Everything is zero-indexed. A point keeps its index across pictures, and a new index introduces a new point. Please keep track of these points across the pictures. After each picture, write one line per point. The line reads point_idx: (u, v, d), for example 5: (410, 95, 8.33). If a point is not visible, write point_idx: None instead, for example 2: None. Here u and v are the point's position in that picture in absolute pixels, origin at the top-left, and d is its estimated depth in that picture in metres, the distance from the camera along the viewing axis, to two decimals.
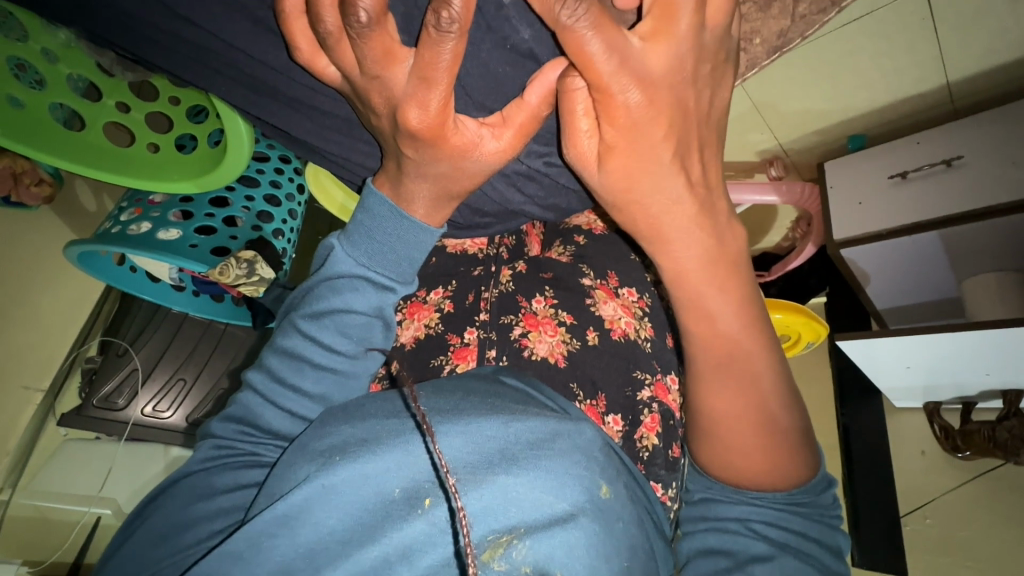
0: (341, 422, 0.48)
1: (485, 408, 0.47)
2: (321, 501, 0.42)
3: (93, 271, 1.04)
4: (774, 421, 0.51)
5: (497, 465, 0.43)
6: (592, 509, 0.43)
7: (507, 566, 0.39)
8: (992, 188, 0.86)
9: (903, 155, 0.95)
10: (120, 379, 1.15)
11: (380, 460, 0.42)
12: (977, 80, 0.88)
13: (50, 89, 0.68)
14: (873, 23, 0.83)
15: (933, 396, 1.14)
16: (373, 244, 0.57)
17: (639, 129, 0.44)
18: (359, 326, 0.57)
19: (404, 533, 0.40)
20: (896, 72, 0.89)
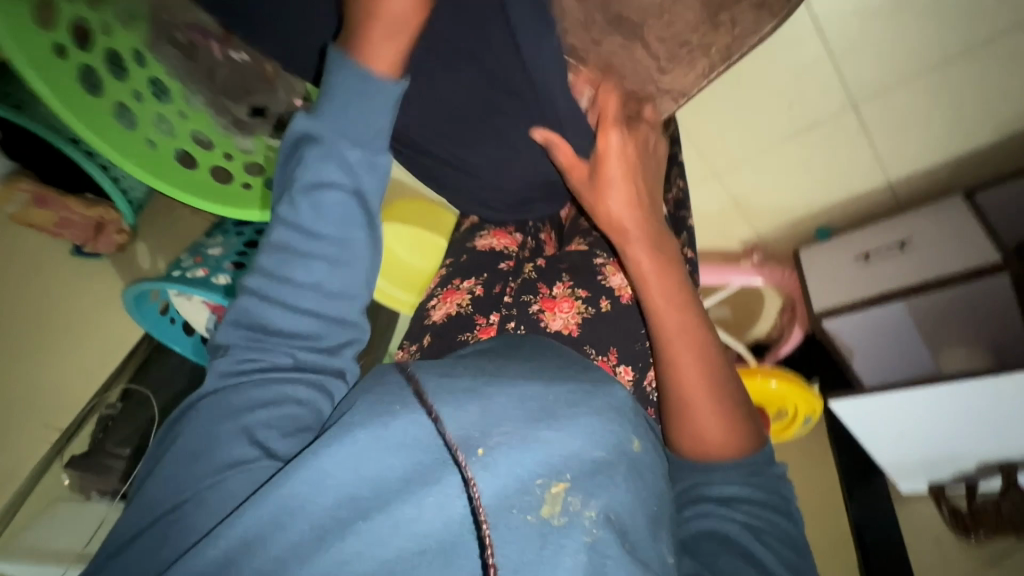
0: (368, 390, 0.55)
1: (524, 376, 0.57)
2: (362, 456, 0.48)
3: (140, 317, 1.15)
4: (732, 399, 0.65)
5: (538, 423, 0.51)
6: (626, 460, 0.52)
7: (567, 511, 0.46)
8: (951, 262, 0.99)
9: (864, 239, 1.10)
10: (136, 427, 1.19)
11: (413, 432, 0.50)
12: (914, 178, 1.07)
13: (178, 137, 0.82)
14: (822, 132, 1.04)
15: (935, 475, 1.15)
16: (342, 118, 0.57)
17: (621, 157, 0.70)
18: (343, 219, 0.57)
19: (444, 488, 0.46)
20: (844, 173, 1.09)
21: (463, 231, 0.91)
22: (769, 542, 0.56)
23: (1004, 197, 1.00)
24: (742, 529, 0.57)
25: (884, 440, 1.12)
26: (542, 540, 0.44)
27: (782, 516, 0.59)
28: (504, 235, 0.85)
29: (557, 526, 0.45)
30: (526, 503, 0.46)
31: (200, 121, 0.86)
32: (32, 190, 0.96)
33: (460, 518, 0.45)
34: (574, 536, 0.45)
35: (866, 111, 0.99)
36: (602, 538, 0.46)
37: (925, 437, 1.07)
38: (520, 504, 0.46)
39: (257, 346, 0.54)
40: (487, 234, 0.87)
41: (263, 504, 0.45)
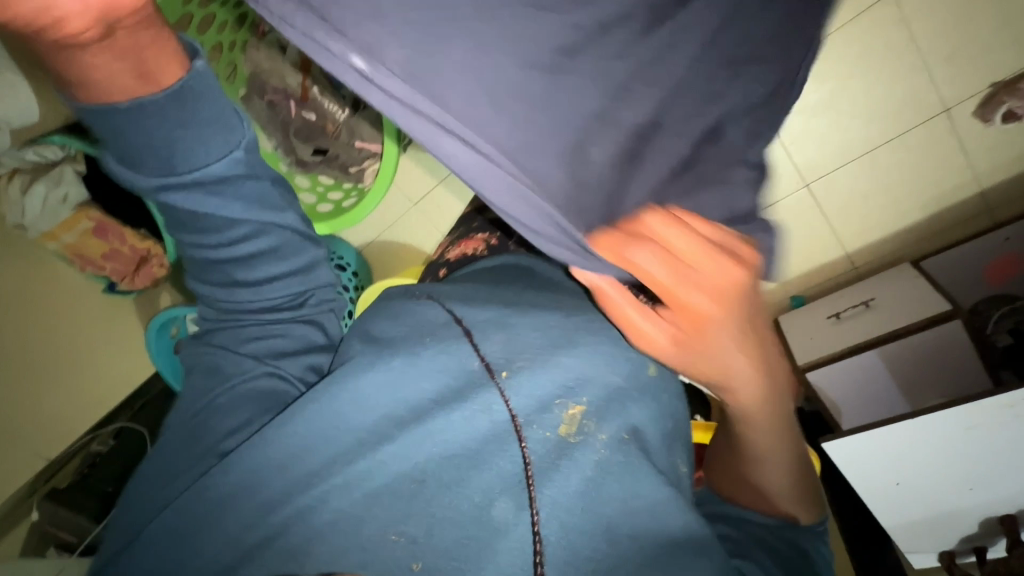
0: (384, 321, 0.61)
1: (545, 305, 0.62)
2: (396, 381, 0.55)
3: (156, 353, 1.19)
4: (798, 479, 0.71)
5: (558, 351, 0.55)
6: (636, 386, 0.56)
7: (581, 427, 0.52)
8: (913, 312, 1.12)
9: (832, 302, 1.25)
10: (123, 468, 1.19)
11: (440, 361, 0.55)
12: (868, 250, 1.24)
13: None
14: (783, 206, 1.23)
15: (940, 539, 1.14)
16: (165, 159, 0.56)
17: (689, 328, 0.57)
18: (245, 217, 0.64)
19: (466, 407, 0.52)
20: (807, 244, 1.27)
21: (469, 210, 0.92)
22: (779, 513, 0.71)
23: (943, 265, 1.17)
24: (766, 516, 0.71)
25: (882, 497, 1.12)
26: (560, 449, 0.51)
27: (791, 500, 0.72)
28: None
29: (570, 445, 0.51)
30: (547, 419, 0.52)
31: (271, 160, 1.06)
32: (97, 219, 1.08)
33: (485, 430, 0.51)
34: (584, 445, 0.51)
35: (818, 190, 1.20)
36: (607, 449, 0.52)
37: (920, 490, 1.08)
38: (539, 420, 0.52)
39: (225, 307, 0.69)
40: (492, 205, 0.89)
41: (293, 425, 0.54)
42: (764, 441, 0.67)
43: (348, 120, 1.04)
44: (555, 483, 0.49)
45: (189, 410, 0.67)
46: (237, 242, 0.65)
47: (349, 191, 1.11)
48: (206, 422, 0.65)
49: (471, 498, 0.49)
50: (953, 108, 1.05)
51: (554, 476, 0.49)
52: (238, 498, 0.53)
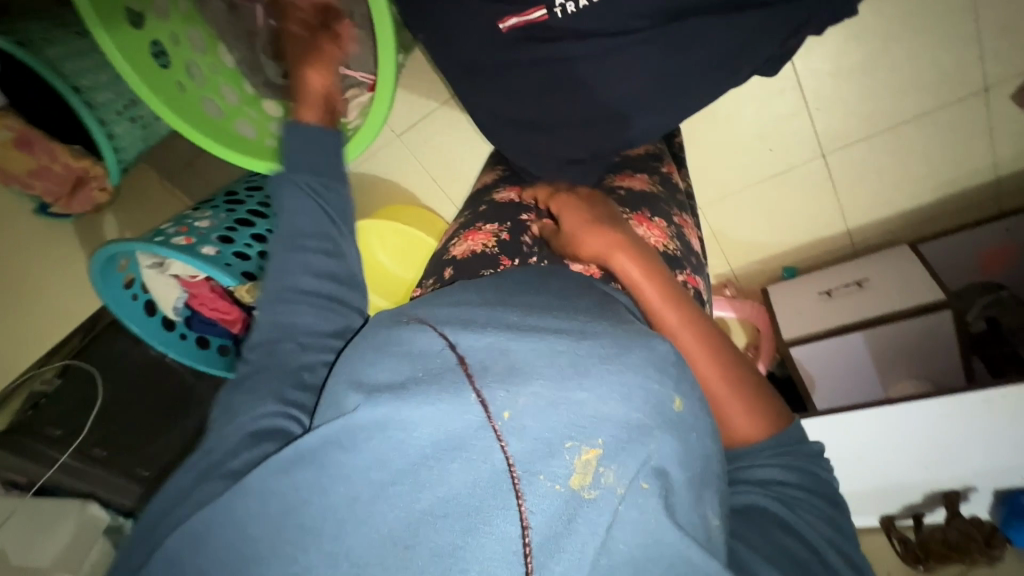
0: (368, 354, 0.41)
1: (557, 305, 0.44)
2: (380, 434, 0.37)
3: (105, 291, 1.07)
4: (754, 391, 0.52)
5: (569, 377, 0.37)
6: (667, 422, 0.38)
7: (598, 491, 0.35)
8: (906, 296, 1.11)
9: (825, 279, 1.23)
10: (73, 407, 1.09)
11: (437, 409, 0.36)
12: (871, 228, 1.21)
13: (173, 70, 0.81)
14: (795, 175, 1.17)
15: (885, 506, 1.22)
16: (310, 162, 0.62)
17: (568, 212, 0.62)
18: (326, 217, 0.59)
19: (470, 472, 0.35)
20: (814, 218, 1.22)
21: (479, 187, 0.81)
22: (810, 518, 0.47)
23: (941, 249, 1.16)
24: (776, 504, 0.47)
25: (842, 466, 1.17)
26: (569, 512, 0.35)
27: (824, 499, 0.49)
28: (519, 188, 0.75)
29: (586, 509, 0.35)
30: (553, 475, 0.35)
31: (234, 81, 0.90)
32: (18, 129, 0.91)
33: (462, 479, 0.35)
34: (601, 506, 0.35)
35: (833, 161, 1.14)
36: (629, 509, 0.36)
37: (879, 464, 1.14)
38: (546, 470, 0.35)
39: (277, 338, 0.54)
40: (501, 188, 0.76)
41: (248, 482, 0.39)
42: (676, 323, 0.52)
43: None
44: (566, 555, 0.34)
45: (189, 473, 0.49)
46: (315, 236, 0.58)
47: None
48: (207, 471, 0.48)
49: None
50: (992, 88, 0.98)
51: (564, 544, 0.34)
52: (187, 554, 0.41)
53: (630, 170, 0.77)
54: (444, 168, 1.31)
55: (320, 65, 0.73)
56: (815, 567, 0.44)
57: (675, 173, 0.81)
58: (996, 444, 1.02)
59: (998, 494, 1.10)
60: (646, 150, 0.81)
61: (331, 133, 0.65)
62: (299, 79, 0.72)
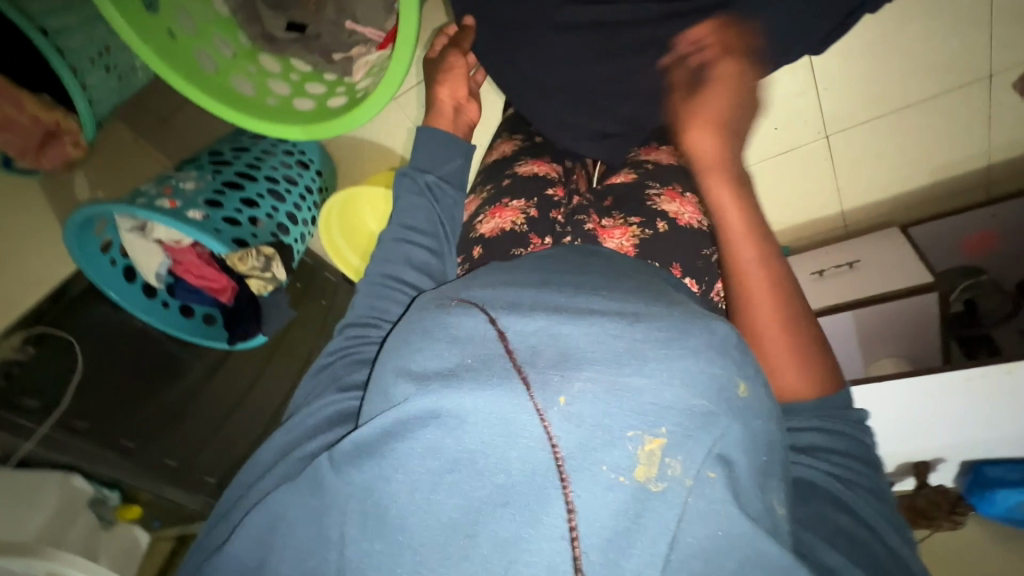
0: (415, 341, 0.38)
1: (613, 286, 0.42)
2: (441, 427, 0.34)
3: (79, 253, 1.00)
4: (806, 342, 0.50)
5: (627, 362, 0.35)
6: (733, 409, 0.35)
7: (665, 485, 0.33)
8: (893, 278, 1.14)
9: (816, 259, 1.27)
10: (50, 378, 1.02)
11: (486, 401, 0.34)
12: (865, 210, 1.24)
13: (160, 15, 0.73)
14: (799, 155, 1.17)
15: None
16: (428, 157, 0.63)
17: (712, 79, 0.55)
18: (436, 218, 0.59)
19: (525, 465, 0.33)
20: (812, 198, 1.24)
21: (498, 158, 0.76)
22: (864, 494, 0.47)
23: (931, 232, 1.19)
24: (835, 482, 0.47)
25: None
26: (636, 506, 0.32)
27: (872, 469, 0.49)
28: (543, 162, 0.71)
29: (651, 501, 0.32)
30: (615, 465, 0.33)
31: (230, 33, 0.83)
32: None
33: (518, 468, 0.33)
34: (665, 499, 0.33)
35: (836, 142, 1.14)
36: (699, 506, 0.33)
37: None
38: (608, 460, 0.33)
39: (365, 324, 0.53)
40: (523, 160, 0.72)
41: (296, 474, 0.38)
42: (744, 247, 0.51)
43: None
44: (636, 553, 0.32)
45: (269, 451, 0.51)
46: (422, 228, 0.57)
47: (334, 85, 0.85)
48: (283, 451, 0.50)
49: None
50: (996, 75, 0.99)
51: (632, 539, 0.32)
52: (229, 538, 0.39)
53: (653, 141, 0.74)
54: None
55: (448, 77, 0.75)
56: (879, 554, 0.43)
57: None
58: (970, 421, 1.08)
59: (964, 466, 1.18)
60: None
61: (456, 141, 0.65)
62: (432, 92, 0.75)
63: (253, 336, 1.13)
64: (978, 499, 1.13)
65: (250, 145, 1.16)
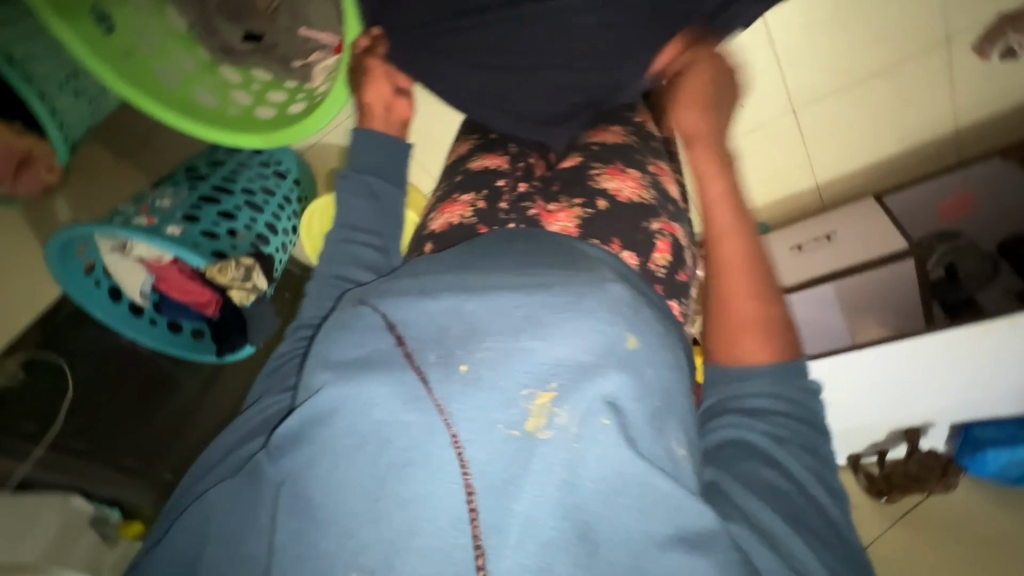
0: (334, 335, 0.47)
1: (520, 272, 0.51)
2: (357, 409, 0.42)
3: (62, 277, 1.02)
4: (775, 324, 0.56)
5: (525, 330, 0.46)
6: (618, 360, 0.45)
7: (553, 434, 0.42)
8: (871, 249, 1.16)
9: (797, 232, 1.26)
10: (44, 401, 1.05)
11: (389, 387, 0.42)
12: (839, 182, 1.24)
13: (116, 36, 0.75)
14: (767, 131, 1.18)
15: (852, 445, 1.29)
16: (365, 153, 0.64)
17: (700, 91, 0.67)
18: (380, 214, 0.61)
19: (431, 436, 0.41)
20: (786, 174, 1.25)
21: (454, 159, 0.77)
22: (795, 449, 0.50)
23: (906, 200, 1.19)
24: (766, 441, 0.51)
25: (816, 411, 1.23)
26: (526, 450, 0.42)
27: (808, 422, 0.52)
28: (494, 155, 0.72)
29: (539, 446, 0.42)
30: (514, 420, 0.42)
31: (191, 48, 0.84)
32: None
33: (419, 427, 0.41)
34: (552, 445, 0.42)
35: (804, 117, 1.15)
36: (582, 451, 0.42)
37: (850, 408, 1.20)
38: (503, 417, 0.42)
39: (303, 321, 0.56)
40: (476, 156, 0.74)
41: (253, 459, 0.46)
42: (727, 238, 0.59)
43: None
44: (521, 497, 0.41)
45: (230, 441, 0.54)
46: (366, 226, 0.59)
47: (295, 92, 0.87)
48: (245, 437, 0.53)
49: (435, 526, 0.40)
50: (955, 37, 1.00)
51: (520, 484, 0.41)
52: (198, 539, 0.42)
53: (603, 123, 0.75)
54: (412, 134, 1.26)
55: (371, 78, 0.72)
56: (797, 500, 0.48)
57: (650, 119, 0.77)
58: (955, 383, 1.08)
59: (955, 428, 1.17)
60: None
61: (390, 138, 0.65)
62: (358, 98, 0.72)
63: (241, 347, 1.14)
64: (970, 460, 1.13)
65: (224, 158, 1.17)
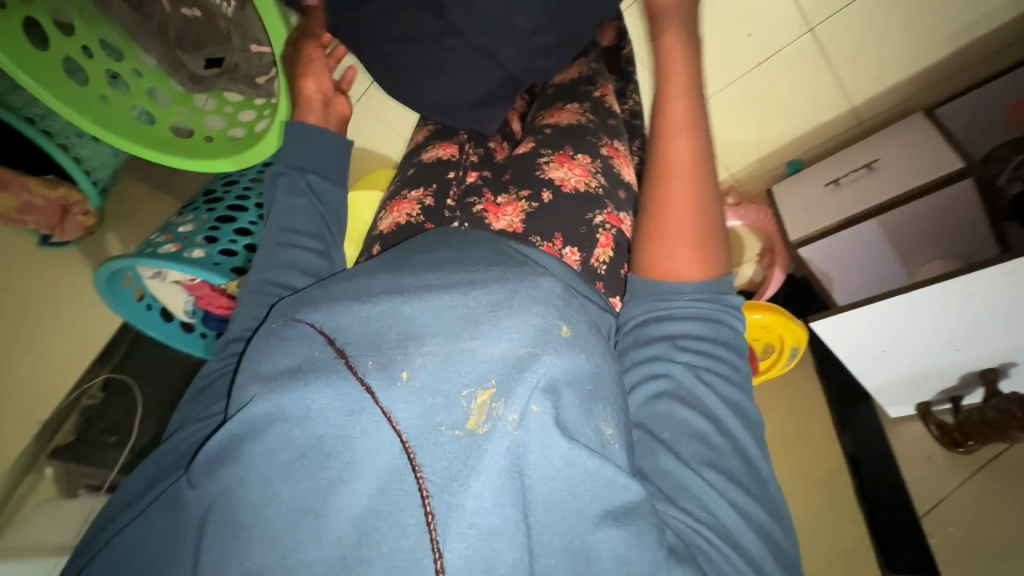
0: (267, 348, 0.49)
1: (447, 274, 0.52)
2: (297, 420, 0.43)
3: (115, 304, 1.13)
4: (706, 238, 0.59)
5: (461, 328, 0.46)
6: (554, 346, 0.45)
7: (491, 427, 0.42)
8: (926, 168, 1.00)
9: (832, 167, 1.13)
10: (120, 416, 1.20)
11: (327, 390, 0.43)
12: (875, 102, 1.09)
13: (92, 85, 0.85)
14: (782, 60, 1.05)
15: (919, 392, 1.15)
16: (303, 154, 0.70)
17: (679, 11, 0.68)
18: (318, 217, 0.67)
19: (368, 442, 0.42)
20: (811, 100, 1.11)
21: (413, 147, 0.84)
22: (725, 402, 0.54)
23: (959, 111, 1.03)
24: (689, 376, 0.54)
25: (865, 358, 1.12)
26: (467, 449, 0.41)
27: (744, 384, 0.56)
28: (448, 144, 0.79)
29: (480, 440, 0.42)
30: (451, 416, 0.42)
31: (162, 82, 0.93)
32: None
33: (363, 441, 0.42)
34: (495, 439, 0.42)
35: (824, 34, 1.01)
36: (522, 439, 0.43)
37: (908, 353, 1.07)
38: (445, 420, 0.42)
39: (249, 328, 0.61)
40: (431, 146, 0.80)
41: (209, 483, 0.47)
42: (677, 152, 0.61)
43: (237, 15, 0.86)
44: (463, 492, 0.40)
45: (189, 443, 0.56)
46: (305, 228, 0.65)
47: (264, 110, 0.93)
48: (197, 443, 0.56)
49: (382, 537, 0.40)
50: None
51: (459, 479, 0.40)
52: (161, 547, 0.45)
53: (561, 102, 0.79)
54: (408, 124, 1.28)
55: (311, 71, 0.77)
56: (738, 473, 0.51)
57: (610, 95, 0.82)
58: None
59: None
60: (576, 74, 0.83)
61: (329, 133, 0.73)
62: (292, 91, 0.77)
63: None
64: None
65: (238, 176, 1.25)
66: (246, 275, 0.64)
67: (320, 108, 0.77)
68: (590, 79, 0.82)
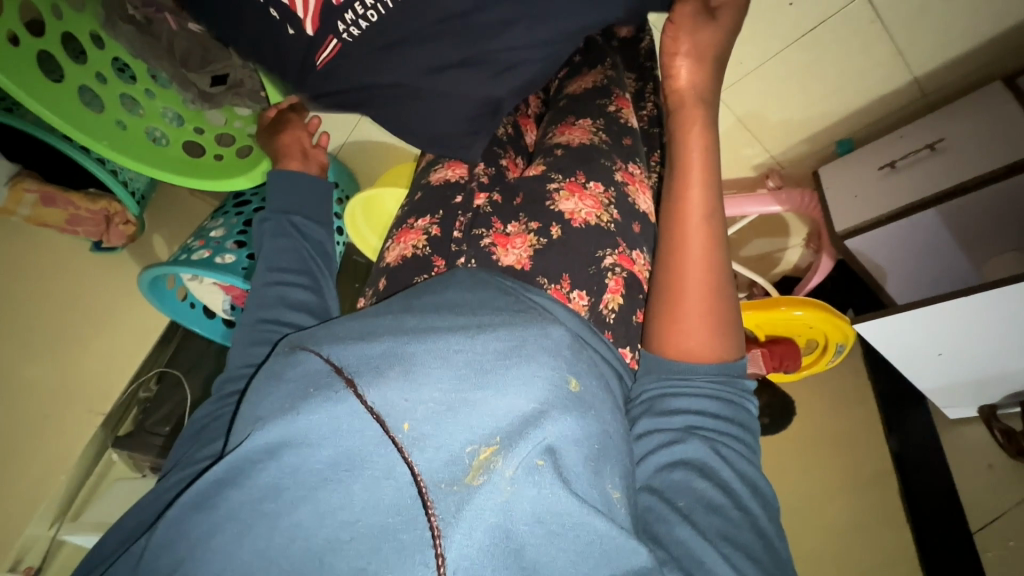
0: (270, 383, 0.48)
1: (451, 318, 0.51)
2: (299, 455, 0.43)
3: (159, 304, 1.21)
4: (722, 322, 0.59)
5: (466, 376, 0.45)
6: (561, 403, 0.45)
7: (489, 479, 0.41)
8: (1000, 149, 0.87)
9: (889, 149, 1.00)
10: (171, 407, 1.29)
11: (324, 414, 0.43)
12: (942, 72, 0.95)
13: (108, 112, 0.92)
14: (828, 31, 0.94)
15: (982, 394, 1.03)
16: (287, 200, 0.77)
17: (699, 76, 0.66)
18: (304, 255, 0.72)
19: (368, 488, 0.41)
20: (863, 74, 0.98)
21: (423, 167, 0.83)
22: (739, 468, 0.52)
23: None
24: (706, 450, 0.52)
25: (919, 360, 1.02)
26: (461, 500, 0.40)
27: (753, 450, 0.56)
28: (456, 164, 0.76)
29: (478, 491, 0.40)
30: (451, 472, 0.41)
31: (171, 98, 0.98)
32: (38, 190, 1.01)
33: (363, 497, 0.41)
34: (489, 493, 0.40)
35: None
36: (521, 493, 0.41)
37: (969, 357, 0.97)
38: (446, 476, 0.41)
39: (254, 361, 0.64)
40: (441, 167, 0.79)
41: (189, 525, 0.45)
42: (694, 238, 0.60)
43: None
44: (460, 540, 0.39)
45: (195, 467, 0.58)
46: (292, 267, 0.70)
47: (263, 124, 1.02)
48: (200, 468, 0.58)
49: None
50: None
51: (456, 534, 0.39)
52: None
53: (572, 117, 0.75)
54: None
55: (290, 128, 0.88)
56: (754, 543, 0.48)
57: (627, 108, 0.77)
58: None
59: None
60: (591, 83, 0.78)
61: (313, 179, 0.80)
62: (276, 142, 0.87)
63: None
64: None
65: None
66: (241, 320, 0.67)
67: (302, 157, 0.86)
68: (605, 90, 0.77)
